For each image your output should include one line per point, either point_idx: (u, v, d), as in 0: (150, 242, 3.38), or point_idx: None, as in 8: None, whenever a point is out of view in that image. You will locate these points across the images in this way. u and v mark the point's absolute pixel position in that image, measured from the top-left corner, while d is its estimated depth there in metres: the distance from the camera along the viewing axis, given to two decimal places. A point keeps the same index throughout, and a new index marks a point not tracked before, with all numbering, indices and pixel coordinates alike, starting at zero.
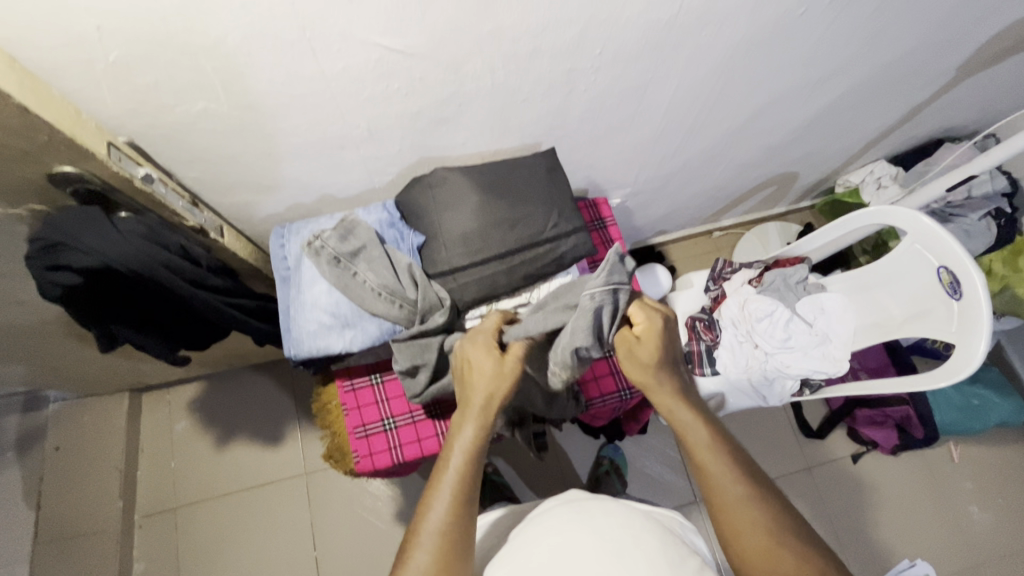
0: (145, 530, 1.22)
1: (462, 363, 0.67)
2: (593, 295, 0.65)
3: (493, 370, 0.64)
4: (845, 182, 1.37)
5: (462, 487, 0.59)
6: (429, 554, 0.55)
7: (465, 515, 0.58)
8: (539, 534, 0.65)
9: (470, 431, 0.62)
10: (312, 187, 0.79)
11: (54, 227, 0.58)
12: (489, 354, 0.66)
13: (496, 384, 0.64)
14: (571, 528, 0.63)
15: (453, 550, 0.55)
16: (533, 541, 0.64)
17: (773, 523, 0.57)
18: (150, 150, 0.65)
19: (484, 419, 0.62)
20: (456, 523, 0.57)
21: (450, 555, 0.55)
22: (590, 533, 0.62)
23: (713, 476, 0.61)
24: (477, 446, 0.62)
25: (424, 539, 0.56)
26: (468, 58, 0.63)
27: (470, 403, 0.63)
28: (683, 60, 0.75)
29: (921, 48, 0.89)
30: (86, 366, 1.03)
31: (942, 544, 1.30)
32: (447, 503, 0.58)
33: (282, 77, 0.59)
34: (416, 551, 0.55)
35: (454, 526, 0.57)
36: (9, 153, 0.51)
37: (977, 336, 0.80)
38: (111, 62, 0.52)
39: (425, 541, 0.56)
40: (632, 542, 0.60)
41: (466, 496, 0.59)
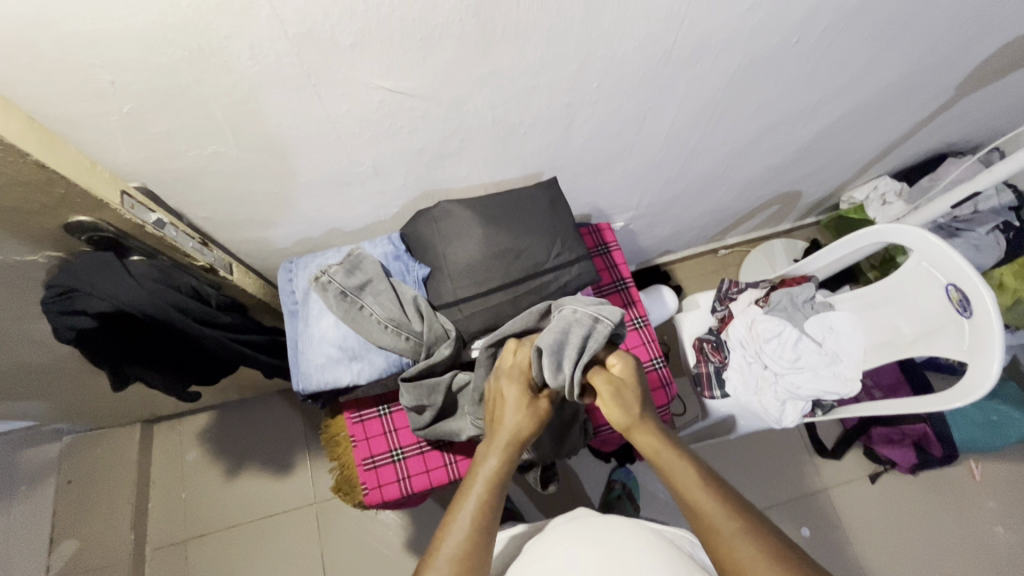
0: (156, 562, 1.22)
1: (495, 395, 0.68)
2: (576, 311, 0.69)
3: (519, 409, 0.66)
4: (850, 200, 1.37)
5: (481, 514, 0.58)
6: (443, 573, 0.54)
7: (483, 540, 0.57)
8: (546, 551, 0.64)
9: (494, 462, 0.62)
10: (319, 222, 0.81)
11: (71, 274, 0.60)
12: (518, 395, 0.67)
13: (523, 421, 0.65)
14: (577, 544, 0.63)
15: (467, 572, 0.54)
16: (539, 559, 0.63)
17: (774, 553, 0.50)
18: (162, 195, 0.67)
19: (508, 452, 0.63)
20: (472, 543, 0.56)
21: None
22: (596, 548, 0.62)
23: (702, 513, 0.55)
24: (498, 478, 0.62)
25: (439, 558, 0.55)
26: (469, 96, 0.65)
27: (497, 436, 0.64)
28: (681, 89, 0.76)
29: (918, 70, 0.90)
30: (101, 400, 1.05)
31: (968, 566, 1.26)
32: (465, 524, 0.57)
33: (289, 121, 0.61)
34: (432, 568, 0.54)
35: (470, 548, 0.56)
36: (27, 206, 0.53)
37: (989, 355, 0.79)
38: (125, 113, 0.54)
39: (442, 559, 0.55)
40: (637, 556, 0.60)
41: (484, 523, 0.58)
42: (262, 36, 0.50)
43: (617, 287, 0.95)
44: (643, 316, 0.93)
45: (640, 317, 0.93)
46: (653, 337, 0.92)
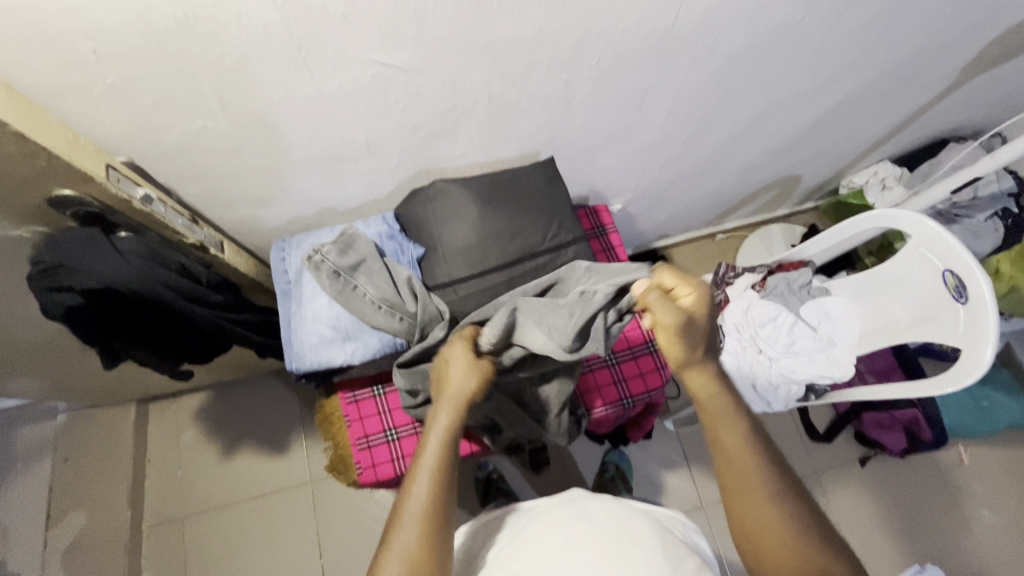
0: (154, 538, 1.23)
1: (439, 363, 0.68)
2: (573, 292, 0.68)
3: (465, 367, 0.65)
4: (849, 183, 1.35)
5: (440, 474, 0.59)
6: (411, 533, 0.55)
7: (443, 495, 0.58)
8: (540, 530, 0.64)
9: (444, 421, 0.63)
10: (313, 201, 0.80)
11: (58, 250, 0.59)
12: (460, 354, 0.66)
13: (467, 375, 0.65)
14: (572, 526, 0.63)
15: (432, 529, 0.55)
16: (533, 538, 0.63)
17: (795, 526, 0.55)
18: (150, 170, 0.65)
19: (458, 408, 0.63)
20: (433, 500, 0.57)
21: (429, 540, 0.55)
22: (591, 532, 0.61)
23: (741, 484, 0.58)
24: (451, 435, 0.62)
25: (404, 520, 0.56)
26: (466, 72, 0.63)
27: (446, 395, 0.64)
28: (682, 67, 0.75)
29: (923, 51, 0.88)
30: (95, 379, 1.05)
31: (953, 548, 1.28)
32: (425, 484, 0.58)
33: (280, 95, 0.59)
34: (398, 531, 0.55)
35: (432, 505, 0.57)
36: (9, 180, 0.51)
37: (983, 341, 0.79)
38: (109, 84, 0.52)
39: (406, 521, 0.56)
40: (631, 542, 0.60)
41: (443, 479, 0.59)
42: (250, 5, 0.48)
43: None
44: None
45: None
46: None
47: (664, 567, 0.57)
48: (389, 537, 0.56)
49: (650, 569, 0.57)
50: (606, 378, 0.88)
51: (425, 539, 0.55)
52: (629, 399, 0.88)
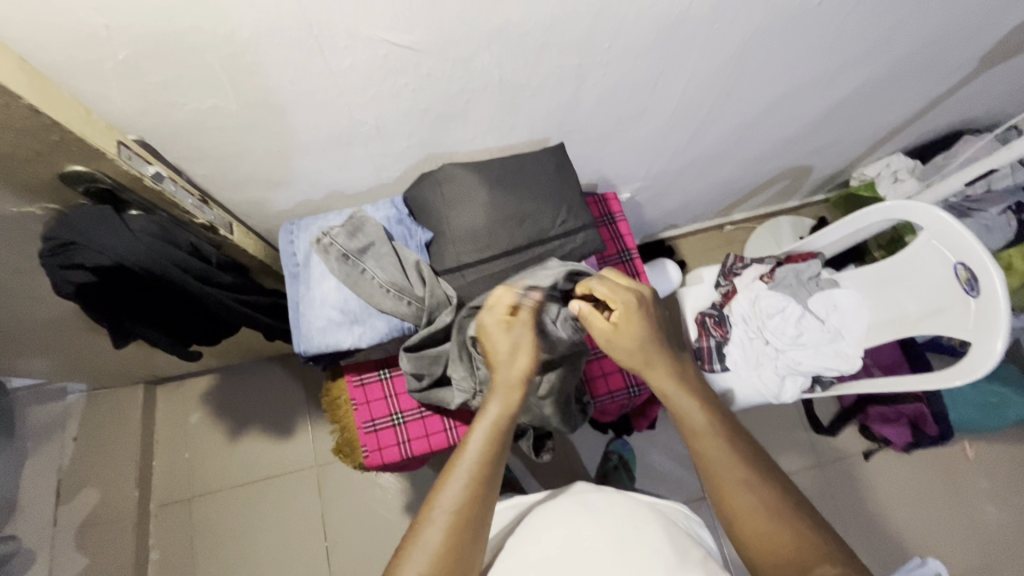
0: (161, 518, 1.24)
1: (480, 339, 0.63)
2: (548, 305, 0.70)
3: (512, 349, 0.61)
4: (861, 175, 1.33)
5: (483, 466, 0.55)
6: (445, 530, 0.51)
7: (486, 493, 0.54)
8: (544, 523, 0.65)
9: (495, 410, 0.58)
10: (321, 184, 0.79)
11: (69, 226, 0.59)
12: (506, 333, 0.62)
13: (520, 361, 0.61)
14: (575, 519, 0.63)
15: (465, 528, 0.52)
16: (537, 530, 0.64)
17: (771, 502, 0.54)
18: (160, 148, 0.65)
19: (511, 399, 0.59)
20: (474, 497, 0.53)
21: (462, 534, 0.51)
22: (595, 524, 0.62)
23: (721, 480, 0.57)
24: (500, 428, 0.57)
25: (438, 514, 0.52)
26: (478, 54, 0.63)
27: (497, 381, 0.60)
28: (696, 52, 0.74)
29: (942, 39, 0.87)
30: (104, 359, 1.05)
31: (955, 543, 1.29)
32: (466, 477, 0.54)
33: (291, 75, 0.59)
34: (430, 525, 0.51)
35: (471, 502, 0.53)
36: (21, 154, 0.51)
37: (994, 335, 0.79)
38: (121, 60, 0.52)
39: (439, 516, 0.52)
40: (635, 534, 0.60)
41: (486, 477, 0.54)
42: None
43: (621, 259, 0.94)
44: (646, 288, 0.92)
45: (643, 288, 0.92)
46: None
47: (669, 557, 0.57)
48: (420, 529, 0.51)
49: (656, 559, 0.57)
50: (613, 366, 0.88)
51: (458, 538, 0.51)
52: (635, 386, 0.87)
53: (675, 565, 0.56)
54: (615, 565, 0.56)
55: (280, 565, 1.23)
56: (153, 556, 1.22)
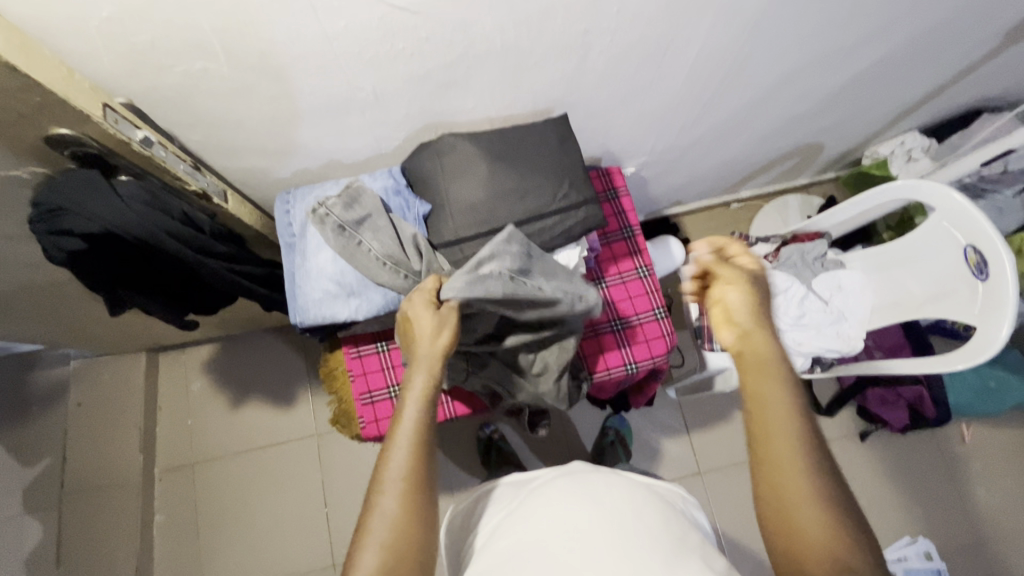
0: (165, 483, 1.27)
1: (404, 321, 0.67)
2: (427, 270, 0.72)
3: (430, 326, 0.64)
4: (874, 154, 1.29)
5: (419, 432, 0.57)
6: (397, 497, 0.53)
7: (428, 453, 0.57)
8: (541, 506, 0.64)
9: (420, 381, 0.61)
10: (319, 153, 0.78)
11: (57, 192, 0.58)
12: (424, 310, 0.65)
13: (440, 331, 0.64)
14: (572, 504, 0.63)
15: (419, 498, 0.54)
16: (533, 514, 0.63)
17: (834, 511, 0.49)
18: (150, 112, 0.63)
19: (434, 371, 0.62)
20: (416, 472, 0.55)
21: (416, 496, 0.54)
22: (592, 509, 0.62)
23: (777, 463, 0.52)
24: (429, 396, 0.60)
25: (388, 483, 0.54)
26: (477, 18, 0.60)
27: (417, 355, 0.63)
28: (706, 22, 0.71)
29: (968, 9, 0.82)
30: (104, 327, 1.06)
31: (945, 523, 1.30)
32: (405, 450, 0.56)
33: (284, 35, 0.56)
34: (382, 497, 0.53)
35: (418, 476, 0.54)
36: (5, 117, 0.50)
37: (1000, 320, 0.77)
38: (106, 18, 0.50)
39: (390, 486, 0.54)
40: (633, 519, 0.60)
41: (425, 440, 0.57)
42: None
43: (623, 235, 0.92)
44: (648, 265, 0.91)
45: (644, 266, 0.91)
46: (658, 287, 0.90)
47: (666, 542, 0.58)
48: (371, 500, 0.53)
49: (653, 544, 0.58)
50: (610, 344, 0.87)
51: (412, 512, 0.53)
52: (633, 364, 0.87)
53: (673, 550, 0.57)
54: (613, 548, 0.57)
55: (283, 531, 1.26)
56: (158, 518, 1.25)
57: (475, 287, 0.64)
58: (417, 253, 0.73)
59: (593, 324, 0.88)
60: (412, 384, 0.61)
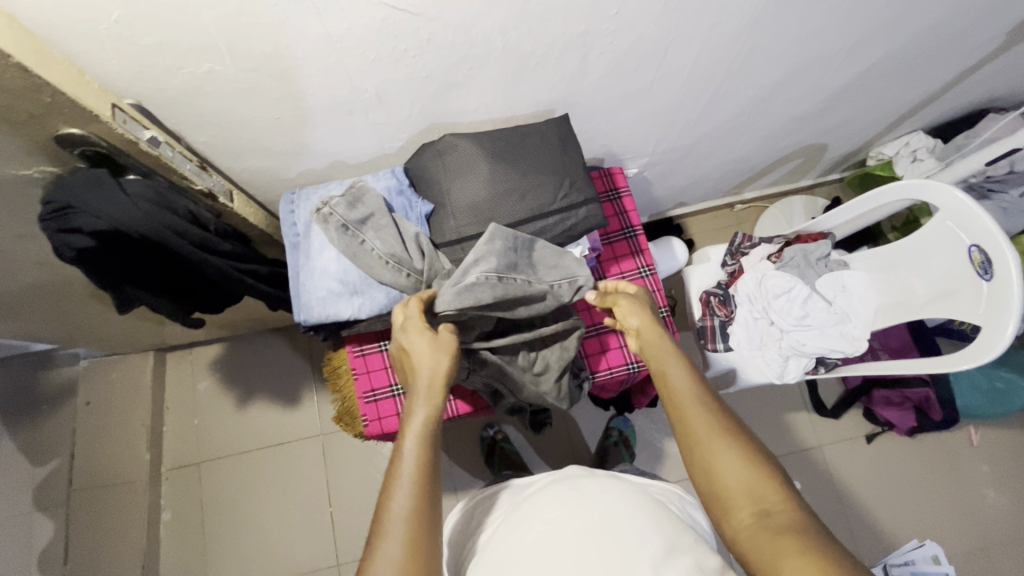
0: (172, 481, 1.29)
1: (403, 356, 0.69)
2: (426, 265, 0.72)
3: (429, 357, 0.66)
4: (878, 155, 1.30)
5: (422, 465, 0.57)
6: (402, 537, 0.51)
7: (432, 490, 0.56)
8: (534, 512, 0.65)
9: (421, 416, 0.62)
10: (323, 154, 0.79)
11: (67, 190, 0.59)
12: (420, 343, 0.67)
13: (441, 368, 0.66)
14: (563, 507, 0.64)
15: (424, 535, 0.52)
16: (527, 519, 0.65)
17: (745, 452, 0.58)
18: (157, 113, 0.65)
19: (434, 403, 0.63)
20: (422, 508, 0.54)
21: (422, 537, 0.52)
22: (583, 512, 0.62)
23: (689, 429, 0.62)
24: (430, 431, 0.61)
25: (392, 523, 0.52)
26: (478, 19, 0.61)
27: (416, 390, 0.65)
28: (706, 22, 0.71)
29: (970, 9, 0.82)
30: (113, 327, 1.07)
31: (953, 527, 1.29)
32: (409, 485, 0.55)
33: (287, 37, 0.57)
34: (387, 538, 0.51)
35: (422, 513, 0.53)
36: (16, 116, 0.51)
37: (1005, 320, 0.77)
38: (114, 21, 0.51)
39: (393, 525, 0.52)
40: (623, 521, 0.61)
41: (428, 474, 0.57)
42: None
43: (625, 235, 0.92)
44: (650, 265, 0.91)
45: (646, 265, 0.91)
46: (659, 286, 0.90)
47: (656, 541, 0.58)
48: (376, 545, 0.51)
49: (643, 543, 0.58)
50: (612, 343, 0.88)
51: (416, 556, 0.50)
52: (635, 363, 0.87)
53: (663, 549, 0.57)
54: (603, 548, 0.57)
55: (287, 530, 1.26)
56: (164, 516, 1.26)
57: (465, 296, 0.68)
58: (418, 250, 0.74)
59: (595, 324, 0.88)
60: (413, 419, 0.61)
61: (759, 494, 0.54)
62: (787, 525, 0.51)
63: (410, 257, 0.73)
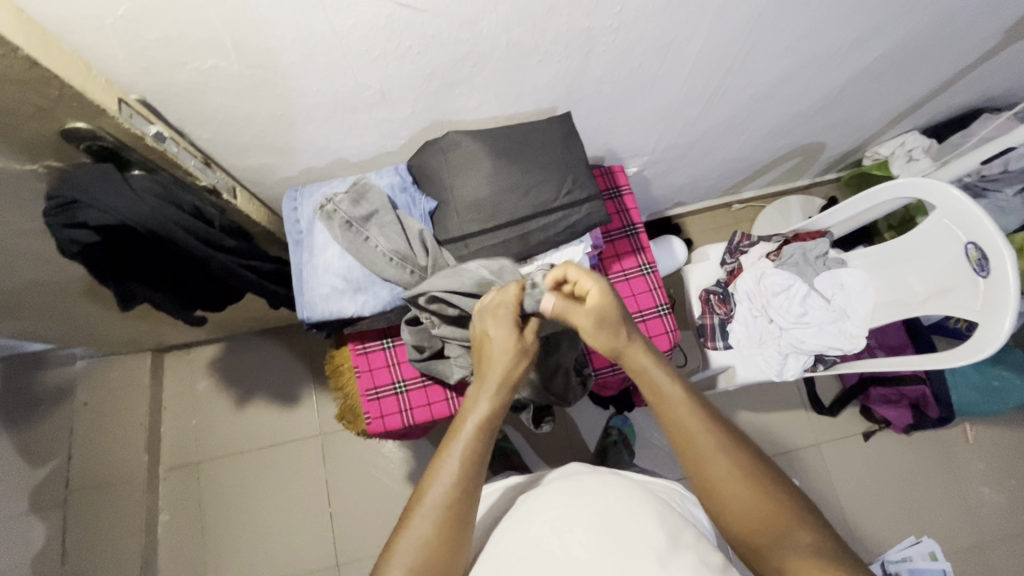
0: (170, 482, 1.28)
1: (482, 336, 0.64)
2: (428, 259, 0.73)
3: (506, 346, 0.62)
4: (874, 155, 1.30)
5: (472, 460, 0.56)
6: (432, 521, 0.53)
7: (475, 482, 0.55)
8: (538, 508, 0.65)
9: (483, 406, 0.59)
10: (325, 151, 0.79)
11: (72, 184, 0.59)
12: (505, 326, 0.63)
13: (516, 363, 0.62)
14: (567, 502, 0.64)
15: (453, 525, 0.53)
16: (530, 515, 0.65)
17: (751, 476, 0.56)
18: (162, 108, 0.64)
19: (500, 397, 0.60)
20: (459, 499, 0.54)
21: (451, 526, 0.53)
22: (587, 507, 0.63)
23: (694, 450, 0.58)
24: (489, 422, 0.59)
25: (425, 508, 0.53)
26: (483, 15, 0.61)
27: (487, 377, 0.61)
28: (707, 21, 0.72)
29: (966, 8, 0.83)
30: (111, 326, 1.07)
31: (949, 524, 1.30)
32: (451, 479, 0.54)
33: (293, 33, 0.57)
34: (417, 518, 0.53)
35: (459, 503, 0.54)
36: (22, 109, 0.51)
37: (1001, 316, 0.78)
38: (121, 15, 0.51)
39: (426, 510, 0.53)
40: (628, 517, 0.61)
41: (475, 468, 0.56)
42: None
43: (626, 233, 0.93)
44: (650, 262, 0.92)
45: (647, 263, 0.92)
46: (660, 283, 0.91)
47: (660, 538, 0.58)
48: (406, 521, 0.54)
49: (647, 540, 0.58)
50: None
51: (443, 543, 0.52)
52: None
53: (667, 545, 0.57)
54: (607, 545, 0.57)
55: (287, 531, 1.26)
56: (162, 517, 1.25)
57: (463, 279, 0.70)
58: (421, 244, 0.74)
59: None
60: (475, 406, 0.59)
61: (780, 529, 0.53)
62: (821, 560, 0.50)
63: (412, 251, 0.74)
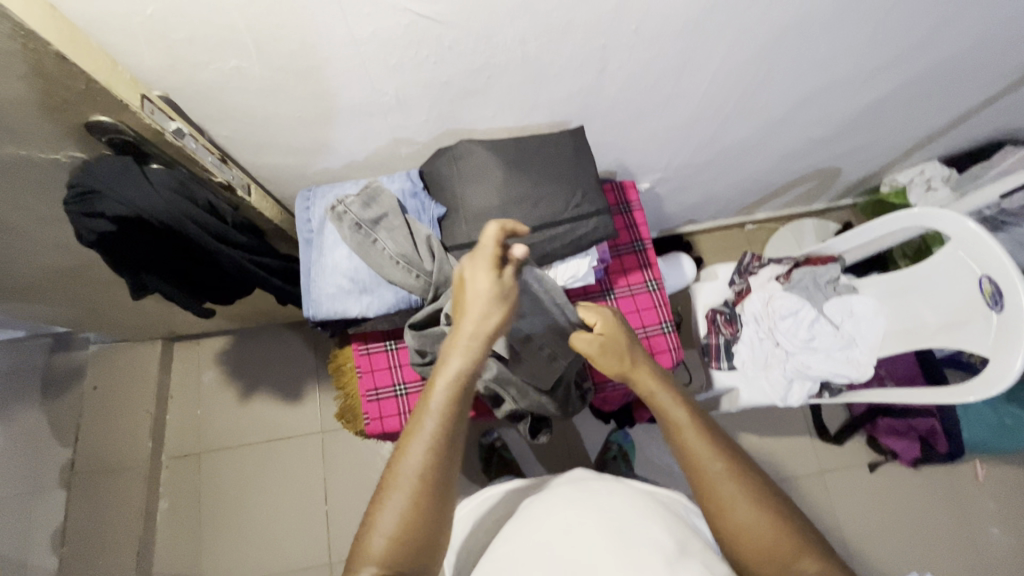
0: (171, 471, 1.29)
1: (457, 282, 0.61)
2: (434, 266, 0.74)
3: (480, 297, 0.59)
4: (891, 182, 1.30)
5: (443, 427, 0.54)
6: (407, 496, 0.52)
7: (453, 447, 0.55)
8: (543, 509, 0.65)
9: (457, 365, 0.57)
10: (340, 153, 0.80)
11: (93, 176, 0.61)
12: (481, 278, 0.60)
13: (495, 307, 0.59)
14: (573, 505, 0.64)
15: (429, 498, 0.52)
16: (537, 515, 0.64)
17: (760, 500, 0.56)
18: (183, 106, 0.66)
19: (471, 354, 0.57)
20: (434, 467, 0.53)
21: (427, 498, 0.52)
22: (593, 511, 0.63)
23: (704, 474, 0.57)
24: (462, 382, 0.57)
25: (401, 479, 0.52)
26: (501, 29, 0.62)
27: (458, 334, 0.58)
28: (723, 42, 0.72)
29: (988, 40, 0.83)
30: (124, 313, 1.09)
31: (954, 562, 1.26)
32: (426, 448, 0.53)
33: (314, 38, 0.59)
34: (392, 493, 0.52)
35: (433, 473, 0.53)
36: (50, 101, 0.53)
37: (1012, 353, 0.76)
38: (148, 15, 0.53)
39: (402, 485, 0.52)
40: (634, 522, 0.61)
41: (448, 434, 0.54)
42: None
43: (634, 248, 0.93)
44: (657, 279, 0.92)
45: (653, 279, 0.91)
46: (665, 300, 0.91)
47: (667, 545, 0.58)
48: (382, 495, 0.52)
49: (653, 546, 0.58)
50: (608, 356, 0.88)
51: (418, 514, 0.52)
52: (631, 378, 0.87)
53: (674, 552, 0.57)
54: (614, 549, 0.57)
55: (282, 526, 1.27)
56: (161, 505, 1.26)
57: None
58: (428, 249, 0.75)
59: None
60: (446, 368, 0.57)
61: (767, 544, 0.54)
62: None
63: (419, 256, 0.74)
